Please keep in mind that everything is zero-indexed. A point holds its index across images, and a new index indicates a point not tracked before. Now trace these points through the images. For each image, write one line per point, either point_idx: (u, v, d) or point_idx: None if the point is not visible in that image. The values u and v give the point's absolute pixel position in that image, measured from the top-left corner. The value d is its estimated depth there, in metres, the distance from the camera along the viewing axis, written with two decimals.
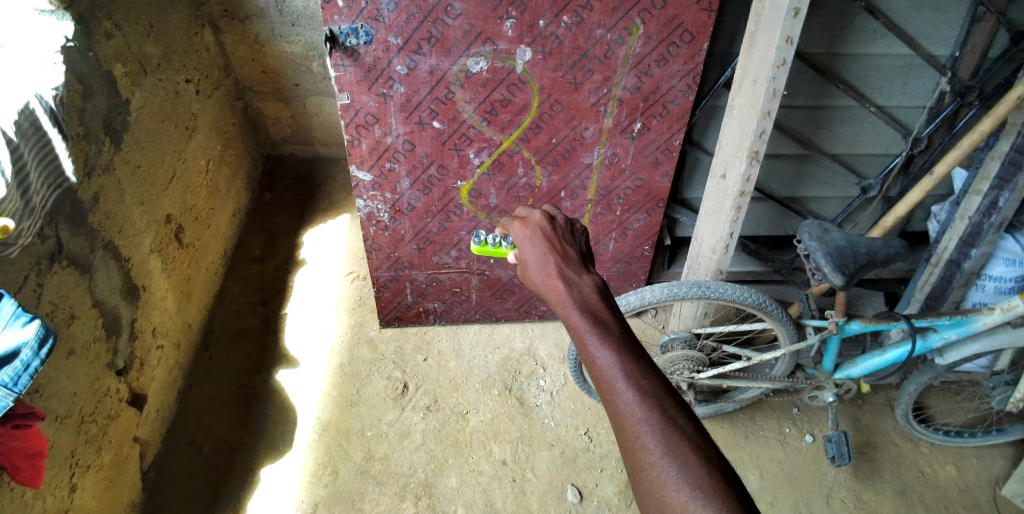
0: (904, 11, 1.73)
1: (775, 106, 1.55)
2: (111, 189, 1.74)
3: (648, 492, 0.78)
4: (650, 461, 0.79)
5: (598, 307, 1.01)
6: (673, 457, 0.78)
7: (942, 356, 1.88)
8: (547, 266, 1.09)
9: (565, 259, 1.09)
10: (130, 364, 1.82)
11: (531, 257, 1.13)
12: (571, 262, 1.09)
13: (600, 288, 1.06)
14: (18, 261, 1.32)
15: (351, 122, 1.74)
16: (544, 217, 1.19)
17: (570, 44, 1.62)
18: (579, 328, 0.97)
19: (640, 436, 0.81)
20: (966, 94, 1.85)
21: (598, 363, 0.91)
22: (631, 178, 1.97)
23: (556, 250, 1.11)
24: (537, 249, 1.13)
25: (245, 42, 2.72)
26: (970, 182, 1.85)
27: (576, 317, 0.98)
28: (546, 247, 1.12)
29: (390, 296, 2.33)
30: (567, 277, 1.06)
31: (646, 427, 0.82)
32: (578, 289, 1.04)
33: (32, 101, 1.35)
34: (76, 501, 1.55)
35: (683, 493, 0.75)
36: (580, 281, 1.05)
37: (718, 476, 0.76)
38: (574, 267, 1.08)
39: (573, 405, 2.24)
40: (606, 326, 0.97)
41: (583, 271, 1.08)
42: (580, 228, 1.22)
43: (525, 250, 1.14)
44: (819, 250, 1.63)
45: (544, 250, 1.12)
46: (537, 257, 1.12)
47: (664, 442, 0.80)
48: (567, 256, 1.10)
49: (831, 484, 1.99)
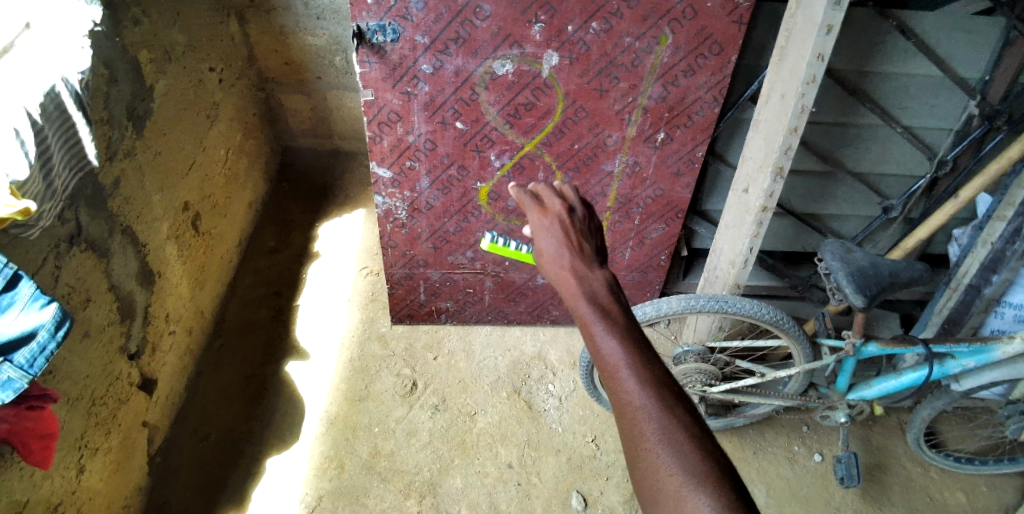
0: (936, 31, 1.71)
1: (802, 123, 1.54)
2: (132, 174, 1.75)
3: (643, 478, 0.78)
4: (646, 446, 0.78)
5: (607, 302, 0.98)
6: (671, 443, 0.77)
7: (959, 382, 1.86)
8: (562, 260, 1.04)
9: (581, 255, 1.04)
10: (143, 348, 1.83)
11: (547, 247, 1.07)
12: (584, 258, 1.05)
13: (610, 283, 1.02)
14: (37, 243, 1.33)
15: (375, 118, 1.74)
16: (564, 207, 1.13)
17: (598, 50, 1.61)
18: (586, 317, 0.94)
19: (638, 422, 0.80)
20: (994, 118, 1.83)
21: (603, 351, 0.89)
22: (652, 187, 1.96)
23: (571, 244, 1.06)
24: (552, 240, 1.07)
25: (270, 33, 2.71)
26: (994, 207, 1.82)
27: (584, 308, 0.95)
28: (563, 240, 1.07)
29: (403, 293, 2.33)
30: (580, 273, 1.01)
31: (643, 413, 0.81)
32: (589, 283, 1.00)
33: (58, 84, 1.35)
34: (84, 483, 1.56)
35: (678, 479, 0.74)
36: (592, 277, 1.01)
37: (715, 464, 0.75)
38: (588, 263, 1.04)
39: (581, 412, 2.24)
40: (614, 318, 0.94)
41: (596, 267, 1.04)
42: (598, 223, 1.17)
43: (542, 239, 1.08)
44: (840, 270, 1.61)
45: (560, 243, 1.06)
46: (552, 249, 1.06)
47: (661, 428, 0.79)
48: (583, 252, 1.05)
49: (839, 505, 1.98)
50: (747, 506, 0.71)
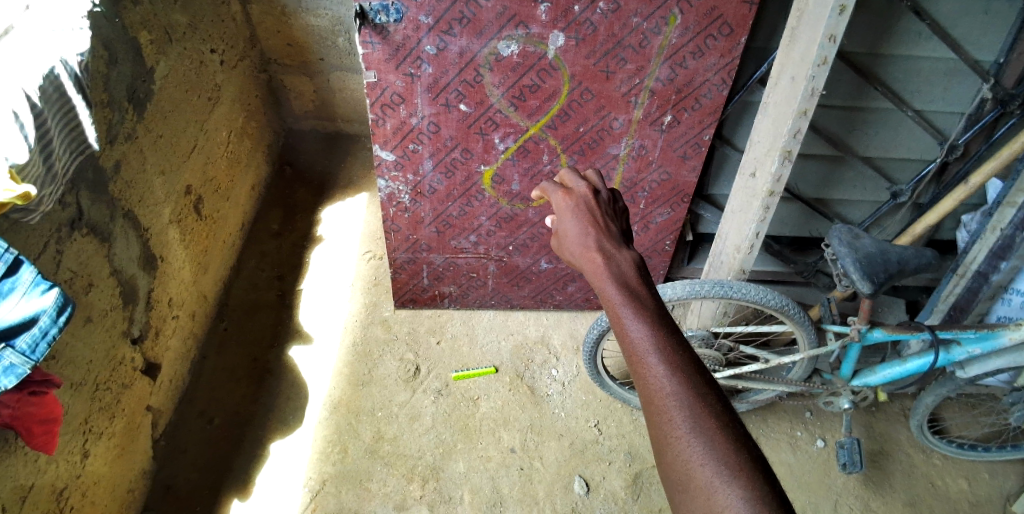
0: (950, 13, 1.67)
1: (812, 105, 1.53)
2: (133, 157, 1.74)
3: (672, 466, 0.77)
4: (677, 434, 0.77)
5: (635, 283, 0.97)
6: (700, 432, 0.76)
7: (964, 370, 1.84)
8: (587, 238, 1.05)
9: (607, 234, 1.05)
10: (146, 333, 1.83)
11: (571, 228, 1.08)
12: (610, 237, 1.05)
13: (638, 264, 1.01)
14: (39, 227, 1.32)
15: (378, 100, 1.72)
16: (589, 191, 1.15)
17: (605, 31, 1.58)
18: (613, 300, 0.94)
19: (667, 410, 0.79)
20: (1009, 103, 1.80)
21: (631, 335, 0.88)
22: (658, 170, 1.94)
23: (597, 224, 1.07)
24: (578, 221, 1.09)
25: (272, 14, 2.67)
26: (1004, 193, 1.80)
27: (611, 290, 0.95)
28: (588, 220, 1.08)
29: (406, 278, 2.33)
30: (607, 251, 1.02)
31: (674, 401, 0.80)
32: (616, 263, 0.99)
33: (57, 66, 1.33)
34: (88, 467, 1.57)
35: (709, 469, 0.73)
36: (619, 256, 1.01)
37: (745, 453, 0.74)
38: (615, 242, 1.04)
39: (584, 396, 2.24)
40: (642, 300, 0.93)
41: (623, 246, 1.04)
42: (622, 206, 1.18)
43: (567, 221, 1.10)
44: (848, 256, 1.60)
45: (586, 223, 1.08)
46: (577, 229, 1.07)
47: (690, 417, 0.78)
48: (609, 232, 1.06)
49: (840, 491, 1.98)
50: (779, 497, 0.70)
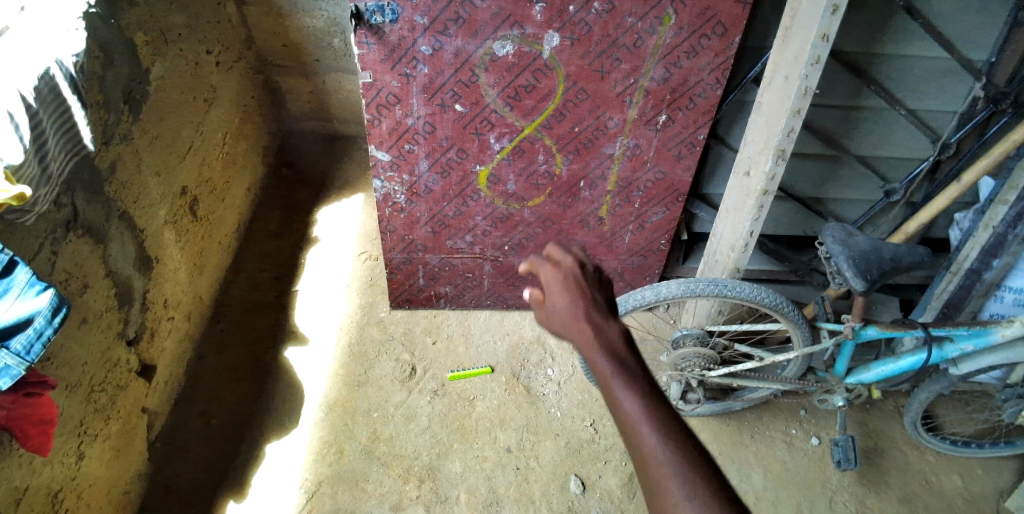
0: (941, 13, 1.69)
1: (806, 104, 1.52)
2: (129, 157, 1.73)
3: None
4: (674, 503, 0.75)
5: (625, 352, 0.93)
6: (699, 504, 0.74)
7: (957, 366, 1.85)
8: (576, 313, 0.97)
9: (596, 306, 0.99)
10: (141, 334, 1.82)
11: (559, 302, 1.00)
12: (599, 308, 0.99)
13: (628, 334, 0.97)
14: (34, 227, 1.32)
15: (373, 100, 1.72)
16: (576, 264, 1.05)
17: (600, 31, 1.59)
18: (604, 373, 0.90)
19: (664, 480, 0.77)
20: (1000, 101, 1.82)
21: (623, 405, 0.85)
22: (653, 170, 1.95)
23: (586, 297, 1.00)
24: (567, 295, 1.00)
25: (268, 15, 2.68)
26: (997, 191, 1.81)
27: (601, 362, 0.91)
28: (577, 295, 1.00)
29: (402, 278, 2.33)
30: (596, 324, 0.96)
31: (669, 469, 0.77)
32: (606, 335, 0.95)
33: (52, 67, 1.33)
34: (84, 469, 1.56)
35: None
36: (609, 328, 0.96)
37: None
38: (602, 314, 0.99)
39: (580, 396, 2.24)
40: (632, 369, 0.90)
41: (612, 318, 0.99)
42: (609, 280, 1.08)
43: (553, 296, 1.01)
44: (841, 254, 1.61)
45: (576, 298, 0.99)
46: (566, 304, 0.99)
47: (688, 488, 0.76)
48: (598, 304, 1.00)
49: (835, 488, 1.99)
50: None
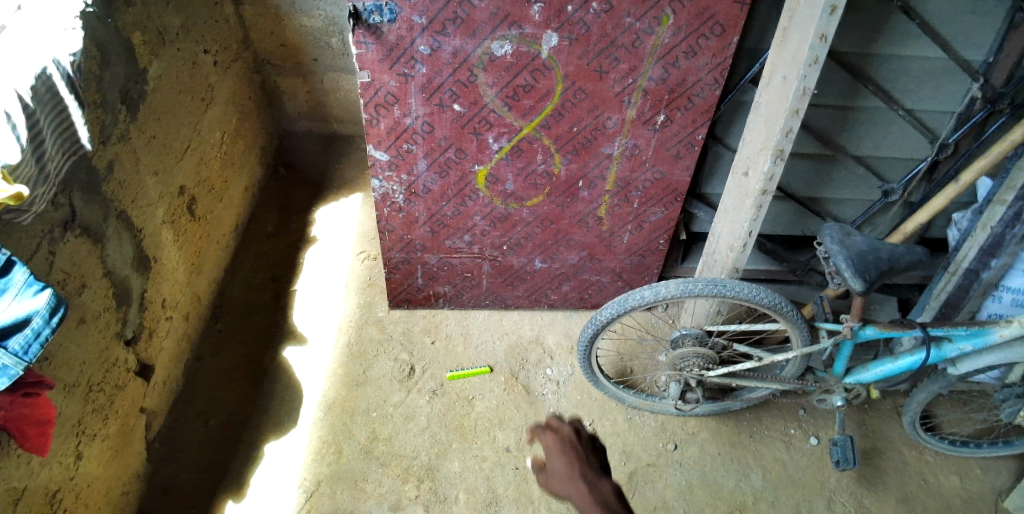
0: (940, 13, 1.69)
1: (804, 105, 1.52)
2: (126, 157, 1.73)
3: None
4: None
5: None
6: None
7: (955, 366, 1.85)
8: (572, 477, 1.01)
9: (590, 468, 1.03)
10: (139, 334, 1.82)
11: (556, 466, 1.03)
12: (593, 470, 1.03)
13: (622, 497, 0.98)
14: (32, 228, 1.31)
15: (372, 100, 1.72)
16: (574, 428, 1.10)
17: (598, 31, 1.58)
18: None
19: None
20: (997, 101, 1.82)
21: None
22: (651, 170, 1.95)
23: (581, 459, 1.04)
24: (564, 458, 1.04)
25: (266, 15, 2.68)
26: (994, 191, 1.82)
27: None
28: (573, 456, 1.05)
29: (401, 278, 2.33)
30: (591, 485, 0.99)
31: None
32: (600, 495, 0.97)
33: (49, 67, 1.33)
34: (82, 469, 1.56)
35: None
36: (602, 488, 0.99)
37: None
38: (596, 474, 1.03)
39: (579, 395, 2.24)
40: None
41: (606, 479, 1.01)
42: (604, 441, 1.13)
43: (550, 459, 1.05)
44: (840, 254, 1.61)
45: (572, 461, 1.04)
46: (562, 468, 1.03)
47: None
48: (590, 465, 1.04)
49: (834, 488, 2.00)
50: None
